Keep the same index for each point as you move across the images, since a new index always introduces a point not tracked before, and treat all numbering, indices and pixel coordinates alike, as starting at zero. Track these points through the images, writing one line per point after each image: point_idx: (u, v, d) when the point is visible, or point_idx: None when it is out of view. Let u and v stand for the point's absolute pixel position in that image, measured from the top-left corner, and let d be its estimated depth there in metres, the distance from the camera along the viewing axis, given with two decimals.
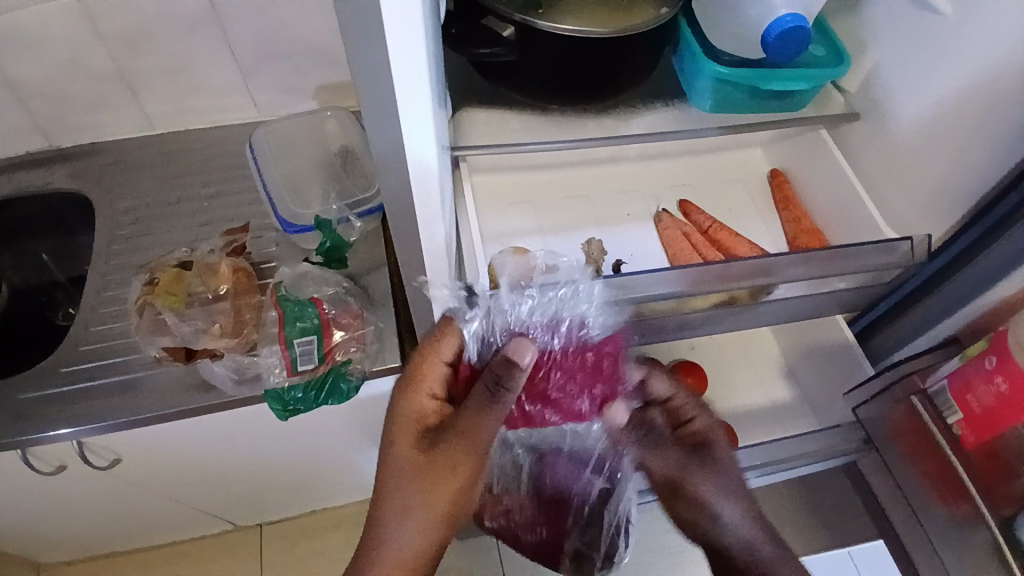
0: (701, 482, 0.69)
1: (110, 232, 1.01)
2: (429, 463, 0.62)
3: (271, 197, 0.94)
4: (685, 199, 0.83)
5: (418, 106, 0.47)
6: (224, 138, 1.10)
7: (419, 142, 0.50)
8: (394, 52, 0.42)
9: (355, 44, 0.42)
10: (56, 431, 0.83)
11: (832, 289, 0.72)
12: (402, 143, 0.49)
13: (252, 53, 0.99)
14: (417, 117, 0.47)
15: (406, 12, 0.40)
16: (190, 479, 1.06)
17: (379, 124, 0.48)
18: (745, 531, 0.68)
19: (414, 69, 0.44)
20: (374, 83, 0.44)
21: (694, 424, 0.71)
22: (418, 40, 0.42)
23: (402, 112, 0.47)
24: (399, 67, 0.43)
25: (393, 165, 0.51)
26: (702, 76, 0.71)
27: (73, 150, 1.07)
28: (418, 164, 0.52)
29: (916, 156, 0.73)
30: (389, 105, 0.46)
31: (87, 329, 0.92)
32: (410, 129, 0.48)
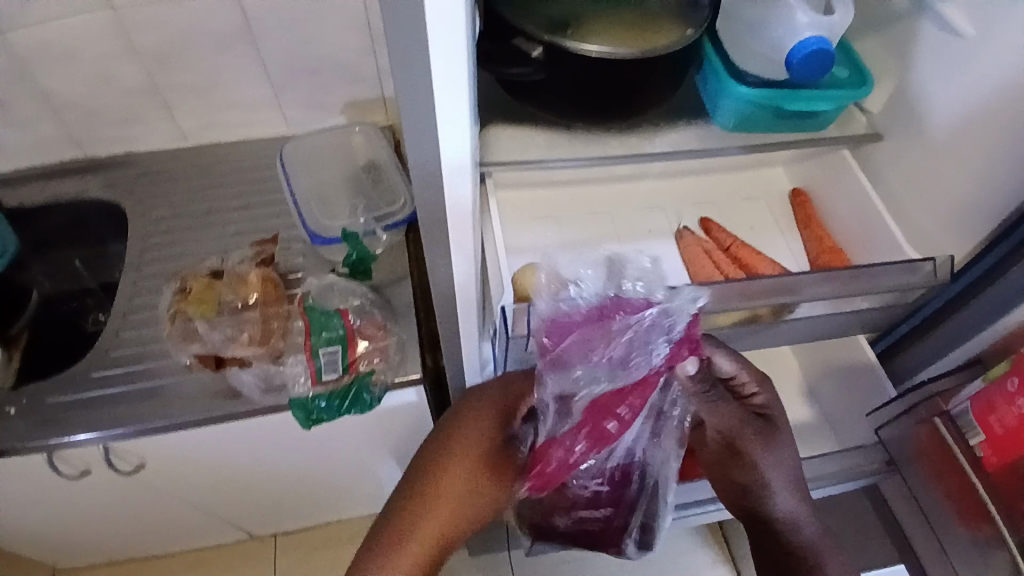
0: (762, 453, 0.70)
1: (142, 241, 1.04)
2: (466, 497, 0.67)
3: (300, 210, 0.97)
4: (707, 216, 0.84)
5: (455, 122, 0.49)
6: (254, 152, 1.13)
7: (453, 155, 0.52)
8: (438, 65, 0.45)
9: (398, 58, 0.44)
10: (88, 434, 0.86)
11: (857, 308, 0.72)
12: (437, 156, 0.51)
13: (285, 69, 1.02)
14: (453, 131, 0.49)
15: (451, 29, 0.43)
16: (210, 486, 1.08)
17: (416, 138, 0.50)
18: (791, 508, 0.70)
19: (451, 85, 0.46)
20: (414, 93, 0.46)
21: (756, 399, 0.71)
22: (459, 56, 0.44)
23: (440, 126, 0.49)
24: (439, 81, 0.46)
25: (427, 176, 0.53)
26: (724, 97, 0.72)
27: (109, 161, 1.11)
28: (451, 178, 0.54)
29: (939, 177, 0.74)
30: (427, 118, 0.48)
31: (119, 335, 0.94)
32: (445, 143, 0.50)
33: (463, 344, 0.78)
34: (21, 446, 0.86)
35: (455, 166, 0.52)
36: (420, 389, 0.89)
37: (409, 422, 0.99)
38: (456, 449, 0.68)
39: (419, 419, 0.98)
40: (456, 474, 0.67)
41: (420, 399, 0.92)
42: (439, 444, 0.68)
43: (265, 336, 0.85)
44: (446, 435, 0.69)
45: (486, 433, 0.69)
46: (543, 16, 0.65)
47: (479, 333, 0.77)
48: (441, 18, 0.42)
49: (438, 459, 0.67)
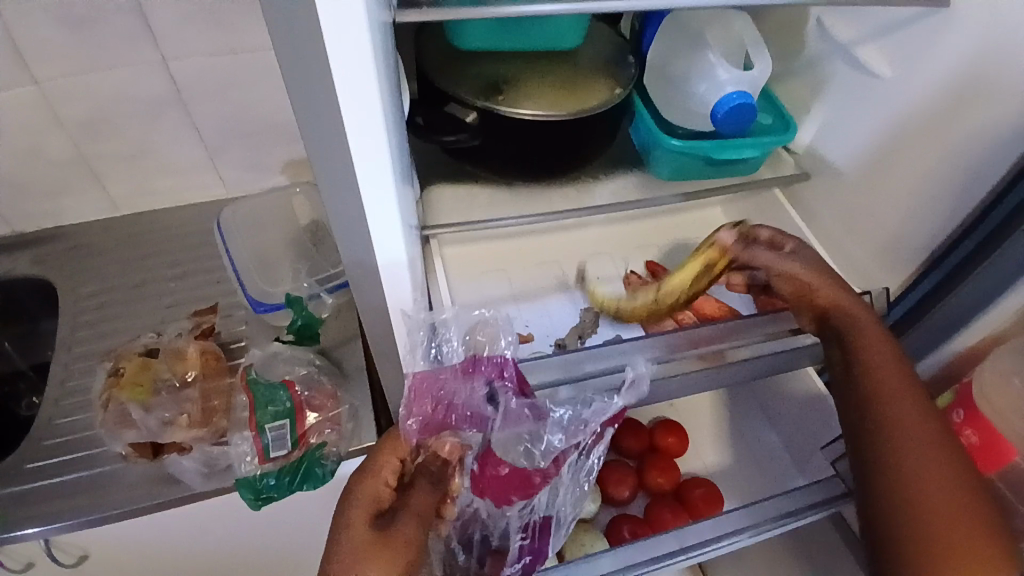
0: None
1: (74, 319, 0.98)
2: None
3: (240, 277, 0.93)
4: (651, 259, 0.84)
5: (387, 203, 0.48)
6: (191, 217, 1.09)
7: (383, 236, 0.50)
8: (358, 153, 0.43)
9: (317, 151, 0.42)
10: (23, 531, 0.79)
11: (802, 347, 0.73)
12: (369, 237, 0.50)
13: (217, 133, 1.00)
14: (383, 209, 0.48)
15: (367, 122, 0.41)
16: (158, 575, 1.00)
17: (343, 221, 0.48)
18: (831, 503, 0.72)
19: (376, 168, 0.45)
20: (337, 178, 0.45)
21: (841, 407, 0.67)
22: (381, 140, 0.43)
23: (368, 210, 0.47)
24: (361, 166, 0.44)
25: (362, 255, 0.51)
26: (657, 149, 0.75)
27: (37, 236, 1.06)
28: (385, 254, 0.52)
29: (867, 210, 0.77)
30: (352, 203, 0.46)
31: (51, 423, 0.88)
32: (376, 225, 0.49)
33: None
34: None
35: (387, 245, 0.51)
36: None
37: None
38: (360, 545, 0.55)
39: None
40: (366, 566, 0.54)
41: None
42: (356, 492, 0.59)
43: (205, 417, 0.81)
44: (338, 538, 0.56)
45: (369, 515, 0.57)
46: (476, 77, 0.66)
47: None
48: (356, 107, 0.40)
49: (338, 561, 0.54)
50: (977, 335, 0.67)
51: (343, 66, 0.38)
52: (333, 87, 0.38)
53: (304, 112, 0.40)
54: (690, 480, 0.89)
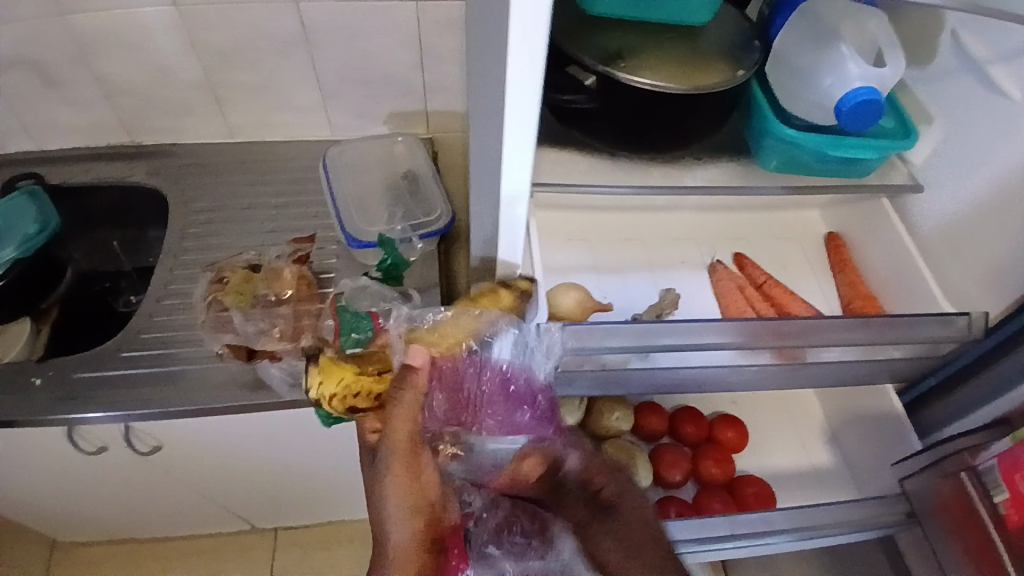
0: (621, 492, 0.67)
1: (183, 229, 1.06)
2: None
3: (338, 212, 1.00)
4: (740, 252, 0.84)
5: (519, 145, 0.53)
6: (296, 153, 1.16)
7: (510, 179, 0.56)
8: (513, 91, 0.48)
9: (476, 82, 0.48)
10: (83, 414, 0.87)
11: (886, 357, 0.73)
12: (499, 175, 0.55)
13: (334, 76, 1.05)
14: (518, 149, 0.53)
15: (527, 68, 0.47)
16: (220, 474, 1.09)
17: (479, 155, 0.54)
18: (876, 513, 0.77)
19: (520, 108, 0.50)
20: (485, 109, 0.50)
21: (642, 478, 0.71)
22: (536, 86, 0.48)
23: (505, 150, 0.53)
24: (512, 106, 0.50)
25: (488, 189, 0.57)
26: (769, 138, 0.73)
27: (155, 150, 1.15)
28: (507, 196, 0.58)
29: (974, 231, 0.75)
30: (495, 138, 0.52)
31: (151, 318, 0.96)
32: (508, 163, 0.54)
33: None
34: (39, 419, 0.87)
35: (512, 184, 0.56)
36: None
37: None
38: (393, 537, 0.58)
39: None
40: (399, 559, 0.57)
41: None
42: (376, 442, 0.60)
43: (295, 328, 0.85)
44: (376, 514, 0.60)
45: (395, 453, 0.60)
46: (598, 47, 0.67)
47: None
48: (521, 49, 0.45)
49: (377, 549, 0.59)
50: None
51: (523, 10, 0.43)
52: (508, 27, 0.44)
53: (477, 45, 0.46)
54: (744, 477, 0.88)
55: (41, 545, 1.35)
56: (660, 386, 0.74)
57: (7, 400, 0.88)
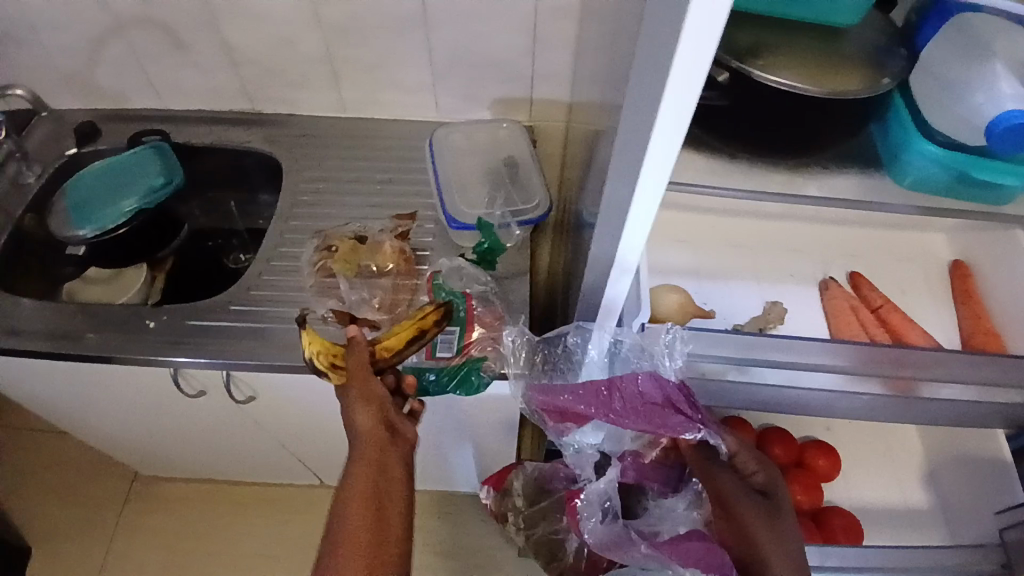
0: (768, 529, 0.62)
1: (293, 196, 1.11)
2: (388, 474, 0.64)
3: (439, 193, 1.02)
4: (856, 270, 0.81)
5: (657, 172, 0.51)
6: (400, 131, 1.19)
7: (639, 205, 0.54)
8: (662, 120, 0.46)
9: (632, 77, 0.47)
10: (173, 358, 0.95)
11: (1005, 401, 0.67)
12: (630, 195, 0.54)
13: (447, 58, 1.07)
14: (654, 177, 0.51)
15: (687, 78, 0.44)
16: (301, 431, 1.15)
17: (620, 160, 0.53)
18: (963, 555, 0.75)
19: (667, 136, 0.48)
20: (634, 121, 0.49)
21: (756, 476, 0.67)
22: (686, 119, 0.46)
23: (641, 174, 0.51)
24: (657, 135, 0.48)
25: (616, 196, 0.56)
26: (910, 153, 0.70)
27: (272, 118, 1.21)
28: (633, 218, 0.56)
29: None
30: (635, 154, 0.51)
31: (259, 277, 1.01)
32: (641, 188, 0.53)
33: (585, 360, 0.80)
34: (154, 359, 0.95)
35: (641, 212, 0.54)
36: None
37: (500, 412, 1.02)
38: (364, 430, 0.67)
39: (512, 411, 1.01)
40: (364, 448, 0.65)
41: None
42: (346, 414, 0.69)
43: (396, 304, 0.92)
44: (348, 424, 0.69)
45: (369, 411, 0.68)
46: (728, 43, 0.65)
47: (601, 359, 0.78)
48: (680, 84, 0.43)
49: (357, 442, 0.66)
50: None
51: (691, 44, 0.40)
52: (673, 57, 0.41)
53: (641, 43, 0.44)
54: (830, 508, 0.84)
55: (136, 475, 1.47)
56: (756, 401, 0.72)
57: (129, 339, 0.96)
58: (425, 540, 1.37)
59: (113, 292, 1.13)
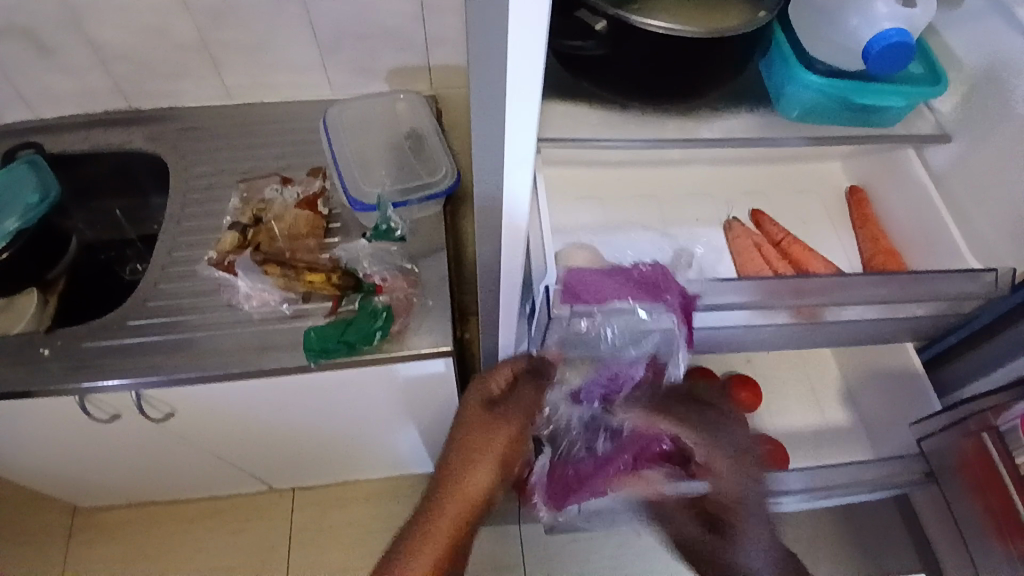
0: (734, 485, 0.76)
1: (183, 195, 1.04)
2: (475, 514, 0.79)
3: (339, 172, 0.97)
4: (758, 207, 0.82)
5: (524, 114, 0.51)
6: (294, 114, 1.12)
7: (515, 147, 0.54)
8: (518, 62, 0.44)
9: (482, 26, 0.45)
10: (101, 382, 0.87)
11: (908, 315, 0.70)
12: (506, 139, 0.53)
13: (331, 31, 1.01)
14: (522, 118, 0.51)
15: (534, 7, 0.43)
16: (234, 439, 1.10)
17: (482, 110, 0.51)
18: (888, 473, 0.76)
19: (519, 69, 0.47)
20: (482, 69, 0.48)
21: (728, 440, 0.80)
22: (538, 45, 0.46)
23: (511, 112, 0.51)
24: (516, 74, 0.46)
25: (491, 153, 0.55)
26: (792, 85, 0.70)
27: (152, 114, 1.12)
28: (515, 163, 0.56)
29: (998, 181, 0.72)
30: (502, 97, 0.50)
31: (157, 286, 0.94)
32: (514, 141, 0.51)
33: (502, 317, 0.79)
34: (52, 388, 0.87)
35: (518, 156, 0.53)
36: (448, 360, 0.90)
37: (433, 391, 0.99)
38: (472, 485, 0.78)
39: (444, 389, 0.99)
40: (472, 463, 0.79)
41: (447, 369, 0.93)
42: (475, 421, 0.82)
43: (300, 275, 0.90)
44: (454, 466, 0.79)
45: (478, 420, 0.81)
46: None
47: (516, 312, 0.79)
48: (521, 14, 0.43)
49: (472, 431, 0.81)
50: None
51: None
52: None
53: None
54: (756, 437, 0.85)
55: (68, 510, 1.38)
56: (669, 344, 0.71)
57: (23, 372, 0.88)
58: (385, 525, 1.35)
59: (9, 319, 1.00)
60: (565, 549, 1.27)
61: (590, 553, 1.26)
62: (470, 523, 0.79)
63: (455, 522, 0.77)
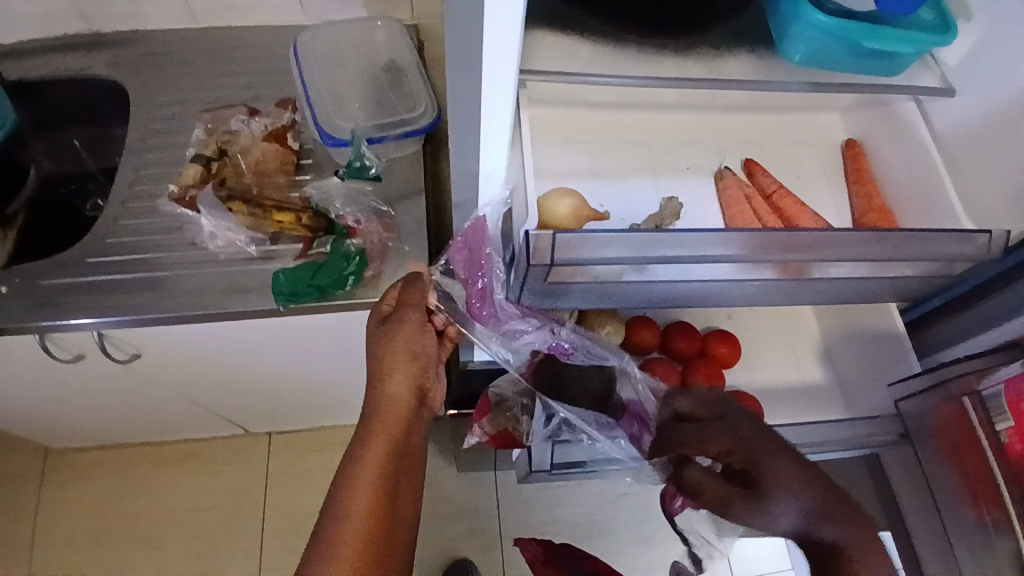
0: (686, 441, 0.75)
1: (145, 125, 0.97)
2: (410, 429, 0.66)
3: (311, 104, 0.91)
4: (751, 158, 0.79)
5: (509, 42, 0.46)
6: (264, 41, 1.04)
7: (494, 80, 0.49)
8: None
9: None
10: (75, 320, 0.82)
11: (896, 274, 0.68)
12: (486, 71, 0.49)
13: None
14: (504, 43, 0.46)
15: None
16: (206, 382, 1.07)
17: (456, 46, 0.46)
18: (865, 433, 0.76)
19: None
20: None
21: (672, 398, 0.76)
22: None
23: (490, 38, 0.45)
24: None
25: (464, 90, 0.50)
26: (797, 23, 0.65)
27: (113, 37, 1.04)
28: (498, 97, 0.51)
29: (999, 141, 0.68)
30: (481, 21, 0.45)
31: (117, 222, 0.89)
32: (492, 68, 0.47)
33: None
34: (9, 327, 0.82)
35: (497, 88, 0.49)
36: None
37: None
38: (391, 393, 0.67)
39: None
40: (398, 368, 0.68)
41: None
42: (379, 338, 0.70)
43: (268, 215, 0.84)
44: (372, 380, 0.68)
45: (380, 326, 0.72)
46: None
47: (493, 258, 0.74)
48: None
49: (388, 346, 0.69)
50: None
51: None
52: None
53: None
54: (736, 392, 0.84)
55: (41, 450, 1.35)
56: (652, 295, 0.69)
57: None
58: None
59: None
60: (541, 498, 1.28)
61: (565, 501, 1.28)
62: (409, 443, 0.66)
63: (386, 437, 0.64)
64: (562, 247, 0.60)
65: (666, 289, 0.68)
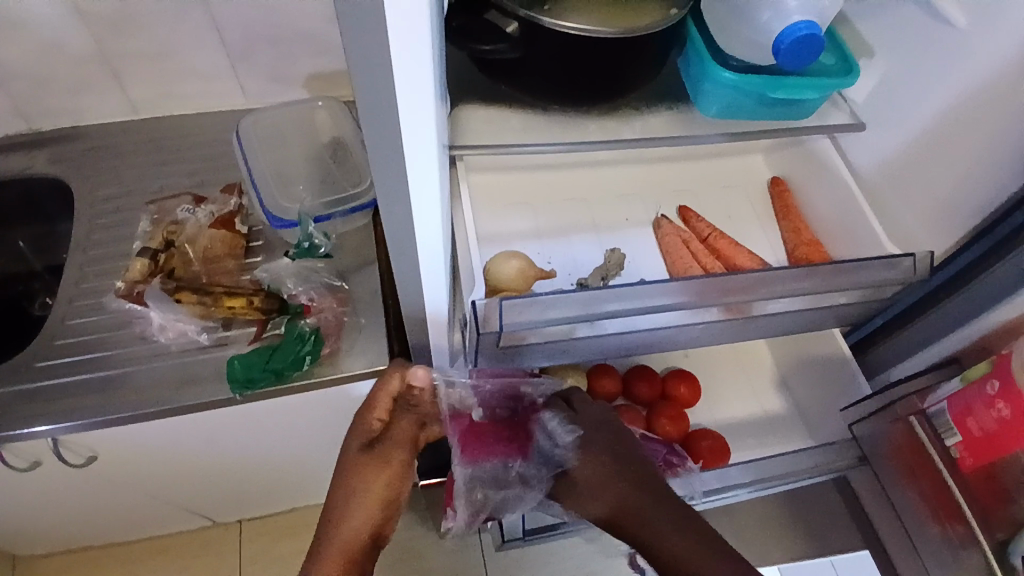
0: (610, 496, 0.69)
1: (90, 221, 0.96)
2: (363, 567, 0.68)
3: (255, 186, 0.92)
4: (686, 204, 0.82)
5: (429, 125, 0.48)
6: (207, 127, 1.06)
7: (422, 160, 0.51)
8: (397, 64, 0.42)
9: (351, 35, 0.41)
10: (33, 428, 0.79)
11: (831, 303, 0.71)
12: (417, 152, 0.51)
13: (241, 38, 0.95)
14: (429, 127, 0.48)
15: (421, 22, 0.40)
16: (168, 477, 1.03)
17: (380, 136, 0.48)
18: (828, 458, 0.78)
19: (418, 85, 0.44)
20: (376, 94, 0.45)
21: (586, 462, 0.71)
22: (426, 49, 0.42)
23: (414, 123, 0.47)
24: (403, 82, 0.44)
25: (395, 174, 0.51)
26: (707, 81, 0.69)
27: (55, 135, 1.03)
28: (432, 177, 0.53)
29: (909, 170, 0.73)
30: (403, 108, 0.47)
31: (65, 322, 0.87)
32: (422, 151, 0.49)
33: (430, 331, 0.74)
34: None
35: (424, 171, 0.51)
36: None
37: None
38: (352, 529, 0.68)
39: None
40: (373, 499, 0.69)
41: None
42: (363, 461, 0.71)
43: (217, 302, 0.84)
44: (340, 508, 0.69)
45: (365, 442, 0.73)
46: None
47: (448, 325, 0.74)
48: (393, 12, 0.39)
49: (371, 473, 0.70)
50: (995, 321, 0.69)
51: None
52: None
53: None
54: (695, 432, 0.86)
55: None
56: (606, 346, 0.70)
57: None
58: None
59: None
60: (527, 556, 1.25)
61: (551, 556, 1.25)
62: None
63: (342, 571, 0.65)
64: (510, 312, 0.61)
65: (619, 339, 0.69)
